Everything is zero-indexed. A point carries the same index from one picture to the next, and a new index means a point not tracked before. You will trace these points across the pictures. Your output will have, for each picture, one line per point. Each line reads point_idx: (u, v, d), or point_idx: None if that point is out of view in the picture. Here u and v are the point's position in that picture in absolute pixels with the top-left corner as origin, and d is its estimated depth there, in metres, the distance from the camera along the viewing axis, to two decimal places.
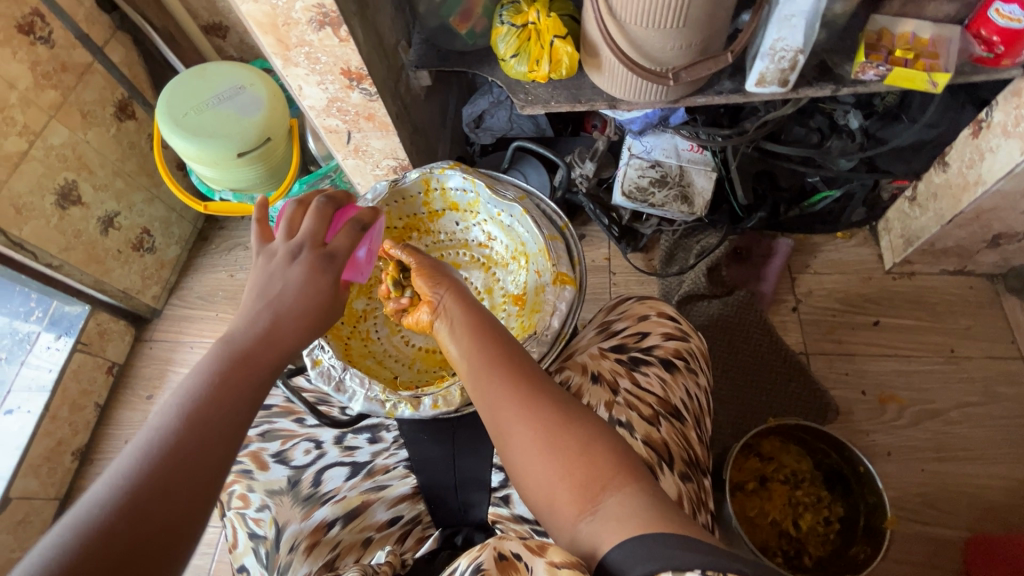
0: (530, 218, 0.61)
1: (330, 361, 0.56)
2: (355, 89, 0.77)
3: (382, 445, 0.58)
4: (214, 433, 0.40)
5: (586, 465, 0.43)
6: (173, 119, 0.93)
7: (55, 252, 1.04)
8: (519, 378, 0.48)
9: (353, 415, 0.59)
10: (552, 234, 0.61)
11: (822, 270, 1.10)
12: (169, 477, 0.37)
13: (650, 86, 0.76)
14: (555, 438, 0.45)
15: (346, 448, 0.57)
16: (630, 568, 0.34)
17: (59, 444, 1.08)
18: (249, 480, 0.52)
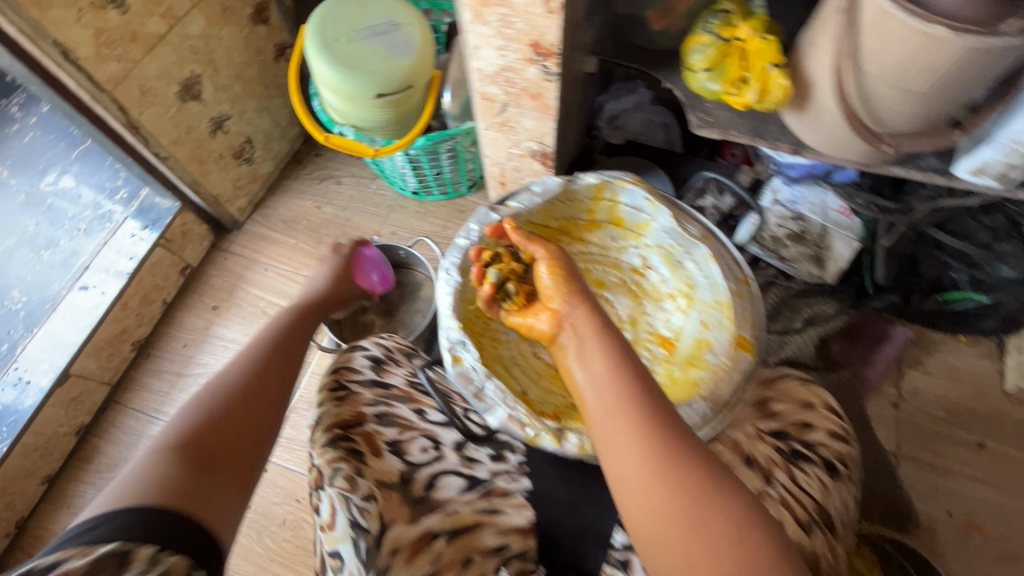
0: (717, 266, 0.56)
1: (471, 364, 0.59)
2: (536, 64, 0.70)
3: (504, 466, 0.54)
4: (284, 353, 0.65)
5: (742, 557, 0.37)
6: (323, 42, 0.89)
7: (165, 143, 1.01)
8: (661, 429, 0.42)
9: (488, 430, 0.58)
10: (737, 290, 0.56)
11: (934, 372, 1.02)
12: (267, 373, 0.60)
13: (854, 146, 0.68)
14: (701, 517, 0.39)
15: (466, 458, 0.54)
16: None
17: (123, 332, 1.07)
18: (361, 462, 0.47)
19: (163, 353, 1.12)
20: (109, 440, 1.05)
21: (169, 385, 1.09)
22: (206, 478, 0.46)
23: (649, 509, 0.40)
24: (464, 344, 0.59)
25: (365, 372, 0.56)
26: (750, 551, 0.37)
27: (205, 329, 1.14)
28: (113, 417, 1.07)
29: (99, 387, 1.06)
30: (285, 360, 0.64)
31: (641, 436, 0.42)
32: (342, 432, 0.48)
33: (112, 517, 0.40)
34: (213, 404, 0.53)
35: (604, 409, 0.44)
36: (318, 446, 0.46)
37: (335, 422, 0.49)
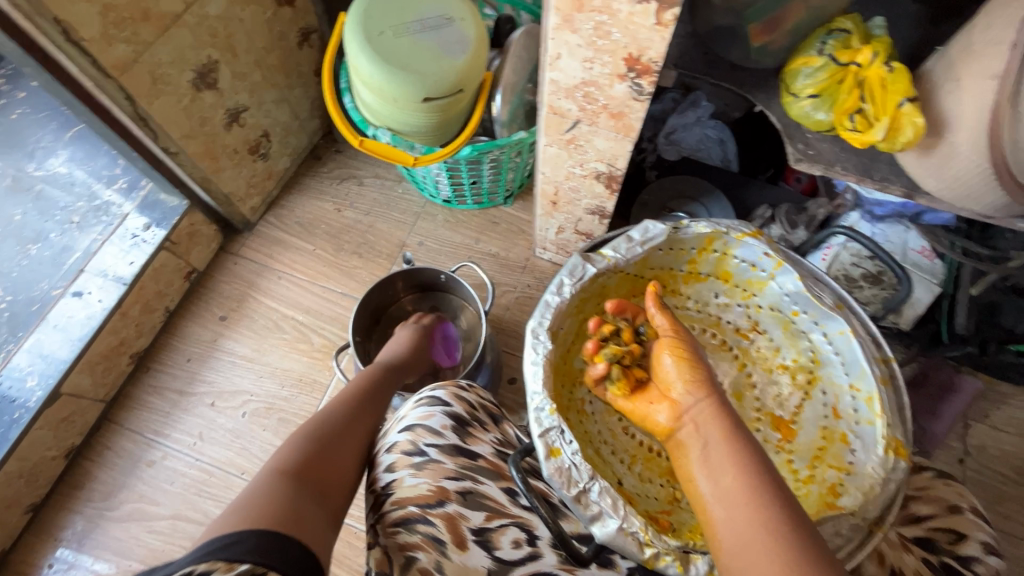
0: (861, 348, 0.51)
1: (571, 460, 0.47)
2: (626, 81, 0.61)
3: (612, 573, 0.45)
4: (376, 398, 0.61)
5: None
6: (366, 35, 0.78)
7: (176, 137, 0.89)
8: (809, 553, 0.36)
9: (591, 547, 0.45)
10: (885, 379, 0.51)
11: (1001, 427, 0.96)
12: (361, 416, 0.56)
13: (986, 197, 0.60)
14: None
15: (567, 560, 0.44)
16: None
17: (121, 344, 0.96)
18: (439, 555, 0.40)
19: (164, 367, 1.01)
20: (103, 464, 0.95)
21: (169, 404, 0.99)
22: (312, 507, 0.42)
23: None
24: (560, 429, 0.48)
25: (447, 436, 0.47)
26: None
27: (212, 342, 1.03)
28: (107, 438, 0.96)
29: (92, 405, 0.95)
30: (378, 407, 0.61)
31: (785, 558, 0.36)
32: (419, 512, 0.42)
33: (245, 532, 0.36)
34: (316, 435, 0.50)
35: (735, 525, 0.40)
36: (388, 524, 0.42)
37: (411, 498, 0.43)
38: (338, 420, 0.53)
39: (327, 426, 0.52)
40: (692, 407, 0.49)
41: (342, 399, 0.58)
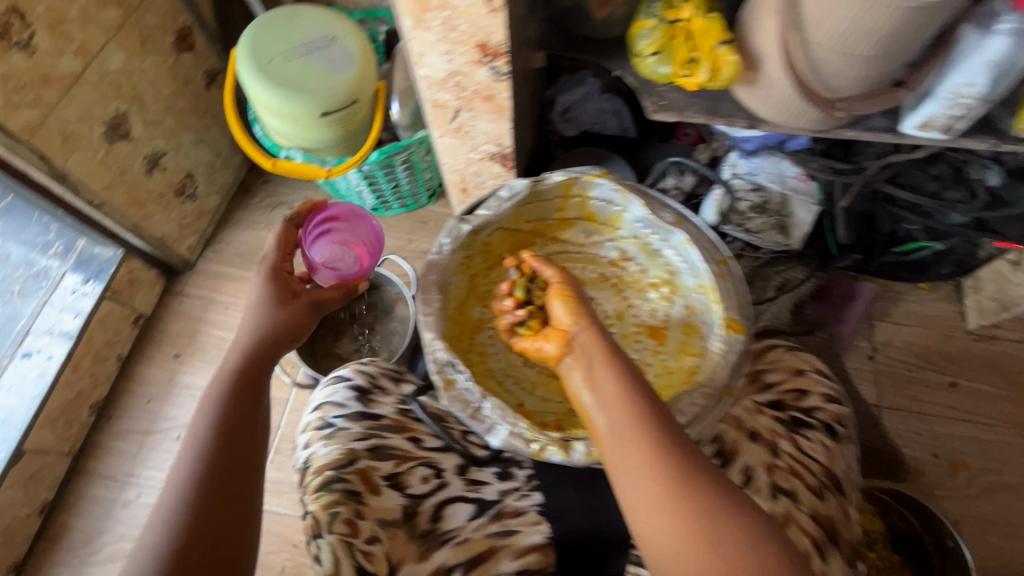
0: (696, 250, 0.55)
1: (466, 385, 0.51)
2: (484, 66, 0.68)
3: (513, 484, 0.51)
4: (236, 430, 0.55)
5: (753, 566, 0.40)
6: (256, 63, 0.84)
7: (98, 188, 0.94)
8: (671, 450, 0.45)
9: (490, 454, 0.53)
10: (721, 269, 0.55)
11: (900, 321, 1.06)
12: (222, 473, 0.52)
13: (808, 114, 0.70)
14: (712, 531, 0.41)
15: (471, 481, 0.51)
16: None
17: (78, 396, 1.00)
18: (358, 503, 0.48)
19: (126, 412, 1.05)
20: (78, 514, 0.97)
21: (136, 445, 1.02)
22: None
23: (661, 512, 0.43)
24: (453, 362, 0.52)
25: (351, 406, 0.53)
26: (765, 561, 0.40)
27: (169, 380, 1.07)
28: (78, 488, 0.99)
29: (59, 460, 0.98)
30: (245, 439, 0.55)
31: (651, 457, 0.44)
32: (334, 473, 0.49)
33: None
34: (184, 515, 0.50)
35: (616, 432, 0.46)
36: (313, 491, 0.49)
37: (327, 464, 0.49)
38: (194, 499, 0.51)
39: (185, 513, 0.50)
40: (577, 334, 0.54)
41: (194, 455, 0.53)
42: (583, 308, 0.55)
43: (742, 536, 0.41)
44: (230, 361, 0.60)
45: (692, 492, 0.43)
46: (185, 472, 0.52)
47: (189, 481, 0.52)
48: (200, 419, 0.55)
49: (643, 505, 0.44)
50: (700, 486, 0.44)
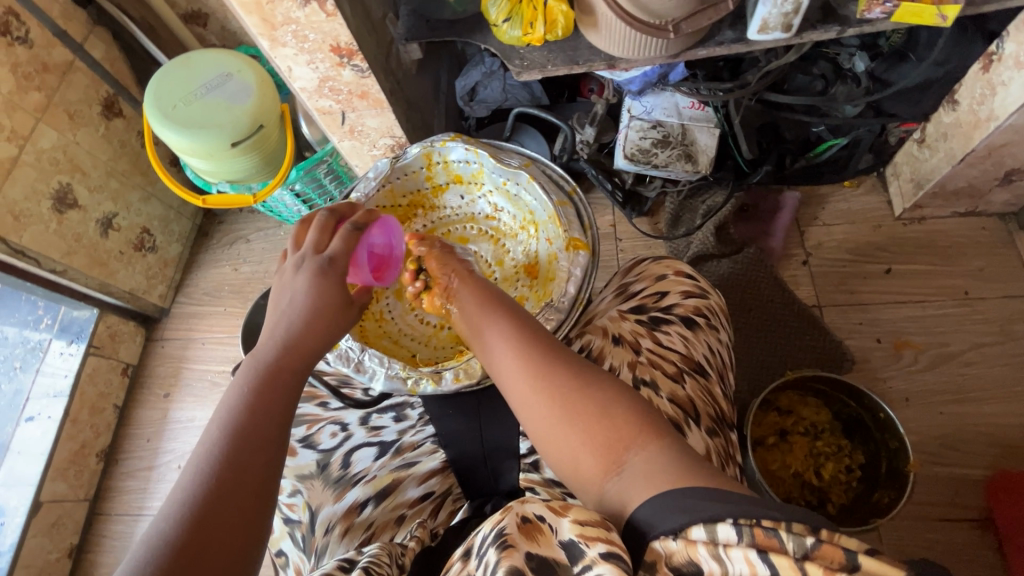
0: (538, 185, 0.62)
1: (347, 344, 0.60)
2: (346, 66, 0.75)
3: (408, 422, 0.59)
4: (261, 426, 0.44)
5: (609, 427, 0.41)
6: (162, 112, 0.92)
7: (58, 257, 1.03)
8: (533, 349, 0.47)
9: (375, 396, 0.61)
10: (562, 200, 0.62)
11: (831, 222, 1.08)
12: (224, 495, 0.40)
13: (650, 41, 0.73)
14: (570, 404, 0.43)
15: (372, 428, 0.59)
16: (659, 523, 0.32)
17: (83, 446, 1.10)
18: None
19: (129, 453, 1.14)
20: (103, 550, 1.08)
21: (144, 480, 1.12)
22: None
23: (535, 404, 0.45)
24: None
25: None
26: (625, 420, 0.42)
27: (163, 418, 1.17)
28: (99, 528, 1.10)
29: (77, 505, 1.08)
30: (265, 455, 0.44)
31: (516, 356, 0.47)
32: None
33: None
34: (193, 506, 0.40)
35: (485, 344, 0.50)
36: None
37: None
38: (186, 521, 0.39)
39: (171, 541, 0.38)
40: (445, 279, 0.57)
41: (200, 469, 0.42)
42: (449, 259, 0.58)
43: (601, 406, 0.43)
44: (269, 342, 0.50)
45: (556, 376, 0.45)
46: (182, 487, 0.41)
47: (188, 498, 0.40)
48: (217, 421, 0.44)
49: (518, 406, 0.46)
50: (561, 375, 0.45)
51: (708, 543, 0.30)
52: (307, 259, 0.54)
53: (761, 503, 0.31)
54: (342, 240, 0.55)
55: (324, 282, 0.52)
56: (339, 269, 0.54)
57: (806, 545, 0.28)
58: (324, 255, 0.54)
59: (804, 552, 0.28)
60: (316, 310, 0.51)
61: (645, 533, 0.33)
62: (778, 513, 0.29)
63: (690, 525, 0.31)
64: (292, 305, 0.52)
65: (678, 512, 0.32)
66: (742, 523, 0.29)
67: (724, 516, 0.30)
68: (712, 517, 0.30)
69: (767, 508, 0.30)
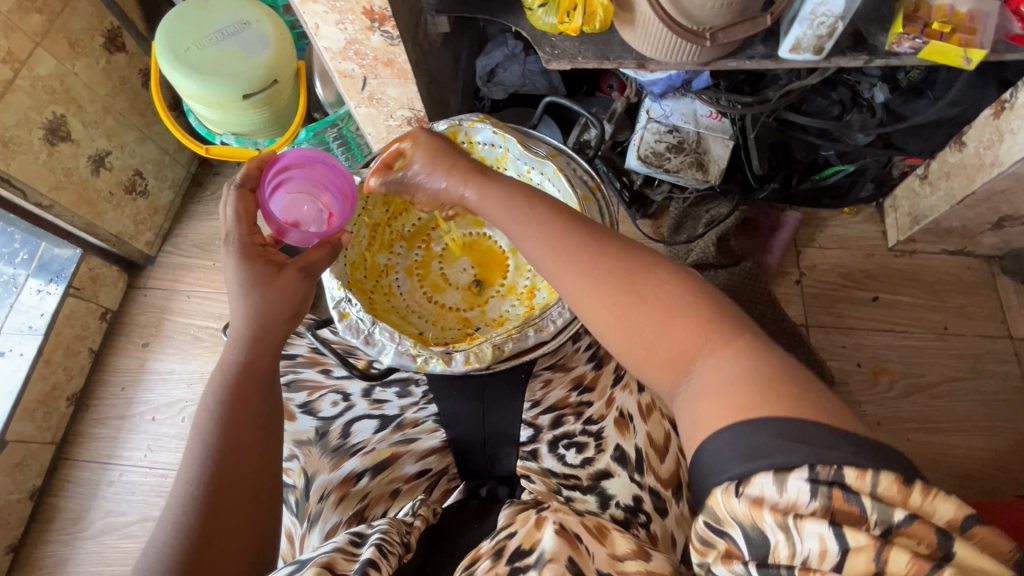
0: (563, 177, 0.63)
1: (358, 315, 0.60)
2: (376, 31, 0.72)
3: (411, 399, 0.59)
4: (241, 433, 0.46)
5: (674, 335, 0.42)
6: (174, 53, 0.88)
7: (45, 191, 0.99)
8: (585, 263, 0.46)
9: (381, 369, 0.60)
10: (586, 195, 0.63)
11: (826, 245, 1.11)
12: (218, 503, 0.43)
13: (684, 46, 0.73)
14: (633, 316, 0.44)
15: (375, 401, 0.59)
16: (728, 466, 0.34)
17: (54, 388, 1.07)
18: None
19: (102, 400, 1.12)
20: (67, 495, 1.06)
21: (115, 429, 1.10)
22: None
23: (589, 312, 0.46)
24: (348, 299, 0.61)
25: None
26: (691, 327, 0.42)
27: (140, 368, 1.14)
28: (64, 473, 1.07)
29: (43, 448, 1.06)
30: (251, 455, 0.46)
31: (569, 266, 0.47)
32: None
33: None
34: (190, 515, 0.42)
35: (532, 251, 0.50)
36: None
37: None
38: (185, 530, 0.41)
39: (176, 551, 0.40)
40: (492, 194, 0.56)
41: (186, 489, 0.43)
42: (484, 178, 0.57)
43: (663, 310, 0.43)
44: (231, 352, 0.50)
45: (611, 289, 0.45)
46: (176, 503, 0.43)
47: (182, 513, 0.42)
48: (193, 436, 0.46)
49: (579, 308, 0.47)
50: (613, 287, 0.45)
51: (775, 507, 0.32)
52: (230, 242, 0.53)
53: (833, 441, 0.33)
54: (239, 210, 0.54)
55: (251, 261, 0.51)
56: (251, 237, 0.53)
57: (892, 518, 0.31)
58: (235, 235, 0.53)
59: (887, 525, 0.31)
60: (268, 306, 0.51)
61: (711, 474, 0.35)
62: (865, 462, 0.32)
63: (755, 474, 0.33)
64: (237, 307, 0.51)
65: (745, 457, 0.33)
66: (818, 468, 0.32)
67: (797, 465, 0.32)
68: (786, 465, 0.32)
69: (847, 456, 0.32)
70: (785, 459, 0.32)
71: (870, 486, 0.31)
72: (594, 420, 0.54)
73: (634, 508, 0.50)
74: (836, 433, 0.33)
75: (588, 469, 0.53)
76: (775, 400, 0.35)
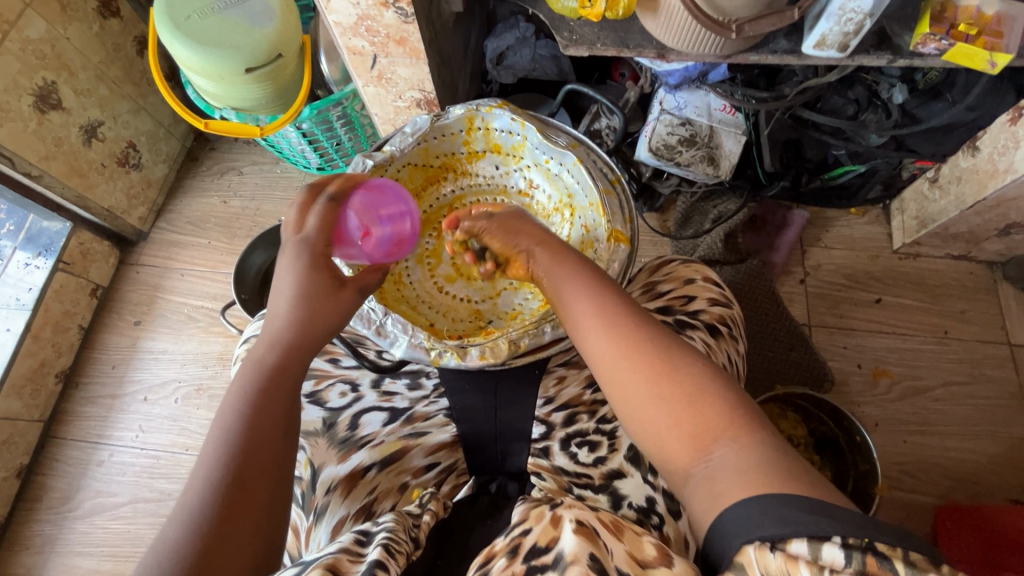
0: (584, 169, 0.61)
1: (370, 306, 0.60)
2: (390, 8, 0.70)
3: (422, 393, 0.58)
4: (266, 435, 0.45)
5: (695, 415, 0.42)
6: (174, 21, 0.84)
7: (34, 160, 0.95)
8: (620, 322, 0.47)
9: (393, 361, 0.60)
10: (607, 188, 0.62)
11: (832, 245, 1.10)
12: (236, 502, 0.42)
13: (707, 39, 0.72)
14: (661, 384, 0.43)
15: (384, 393, 0.57)
16: (756, 528, 0.34)
17: (42, 365, 1.04)
18: None
19: (92, 378, 1.09)
20: (55, 474, 1.04)
21: (105, 408, 1.07)
22: None
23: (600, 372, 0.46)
24: None
25: None
26: (711, 408, 0.41)
27: (132, 346, 1.11)
28: (52, 451, 1.05)
29: (30, 425, 1.03)
30: (273, 459, 0.45)
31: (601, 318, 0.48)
32: None
33: None
34: (205, 509, 0.41)
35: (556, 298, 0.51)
36: None
37: None
38: (197, 527, 0.40)
39: (186, 550, 0.39)
40: (524, 246, 0.56)
41: (203, 483, 0.42)
42: (524, 224, 0.57)
43: (682, 381, 0.43)
44: (264, 352, 0.49)
45: (647, 349, 0.45)
46: (192, 495, 0.42)
47: (197, 507, 0.41)
48: (215, 432, 0.45)
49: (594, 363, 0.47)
50: (649, 351, 0.45)
51: (811, 563, 0.31)
52: (292, 244, 0.53)
53: (866, 521, 0.32)
54: (320, 217, 0.54)
55: (316, 269, 0.52)
56: (317, 246, 0.53)
57: None
58: (302, 237, 0.53)
59: None
60: (314, 318, 0.51)
61: (738, 535, 0.34)
62: (894, 540, 0.31)
63: (790, 538, 0.32)
64: (281, 308, 0.51)
65: (776, 522, 0.33)
66: (851, 542, 0.31)
67: (831, 534, 0.31)
68: (818, 533, 0.31)
69: (877, 530, 0.31)
70: (819, 527, 0.31)
71: (902, 554, 0.30)
72: (607, 419, 0.54)
73: (647, 509, 0.49)
74: (857, 514, 0.33)
75: (600, 468, 0.52)
76: (798, 483, 0.35)
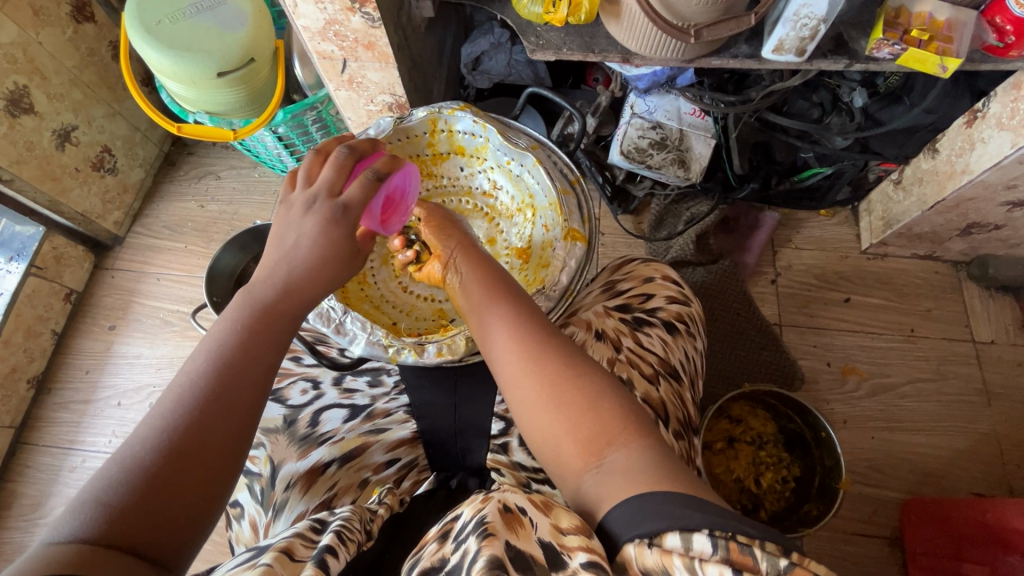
0: (543, 169, 0.63)
1: (330, 305, 0.61)
2: (357, 13, 0.71)
3: (383, 389, 0.61)
4: (249, 369, 0.45)
5: (594, 422, 0.43)
6: (144, 25, 0.85)
7: (5, 164, 0.94)
8: (533, 332, 0.49)
9: (352, 359, 0.62)
10: (564, 188, 0.65)
11: (802, 246, 1.12)
12: (209, 425, 0.42)
13: (668, 44, 0.73)
14: (563, 390, 0.45)
15: (345, 390, 0.60)
16: (633, 527, 0.34)
17: (14, 370, 1.03)
18: None
19: (65, 383, 1.08)
20: (26, 480, 1.02)
21: (78, 414, 1.06)
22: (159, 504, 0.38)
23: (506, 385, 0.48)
24: None
25: None
26: (607, 415, 0.43)
27: (106, 351, 1.11)
28: (23, 458, 1.04)
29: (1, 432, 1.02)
30: (251, 397, 0.45)
31: (513, 322, 0.50)
32: None
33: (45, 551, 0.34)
34: (179, 424, 0.41)
35: (472, 301, 0.53)
36: None
37: None
38: (162, 448, 0.40)
39: (151, 459, 0.39)
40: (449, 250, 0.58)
41: (182, 398, 0.43)
42: (449, 230, 0.60)
43: (585, 391, 0.45)
44: (262, 290, 0.50)
45: (550, 358, 0.47)
46: (167, 408, 0.42)
47: (171, 419, 0.41)
48: (202, 356, 0.45)
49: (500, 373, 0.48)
50: (554, 362, 0.47)
51: (683, 554, 0.31)
52: (320, 201, 0.54)
53: (736, 518, 0.32)
54: (360, 187, 0.54)
55: (330, 224, 0.52)
56: (353, 217, 0.53)
57: (779, 565, 0.30)
58: (339, 201, 0.53)
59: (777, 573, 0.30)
60: (318, 271, 0.52)
61: (617, 534, 0.35)
62: (753, 532, 0.31)
63: (665, 532, 0.32)
64: (285, 248, 0.52)
65: (654, 517, 0.33)
66: (717, 534, 0.31)
67: (699, 525, 0.32)
68: (688, 526, 0.32)
69: (742, 524, 0.31)
70: (688, 520, 0.32)
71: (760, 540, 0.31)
72: None
73: None
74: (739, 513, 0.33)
75: None
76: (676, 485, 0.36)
